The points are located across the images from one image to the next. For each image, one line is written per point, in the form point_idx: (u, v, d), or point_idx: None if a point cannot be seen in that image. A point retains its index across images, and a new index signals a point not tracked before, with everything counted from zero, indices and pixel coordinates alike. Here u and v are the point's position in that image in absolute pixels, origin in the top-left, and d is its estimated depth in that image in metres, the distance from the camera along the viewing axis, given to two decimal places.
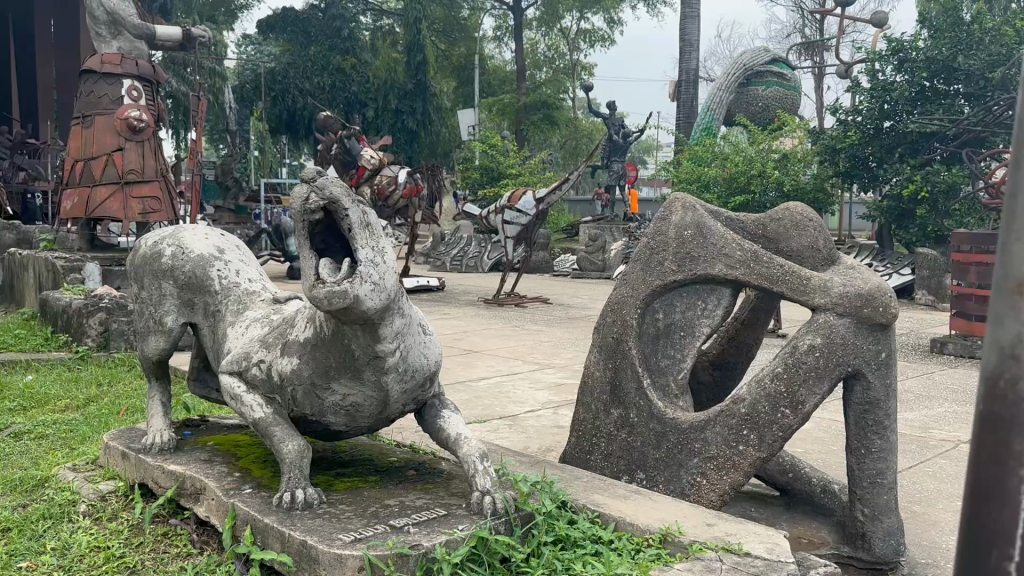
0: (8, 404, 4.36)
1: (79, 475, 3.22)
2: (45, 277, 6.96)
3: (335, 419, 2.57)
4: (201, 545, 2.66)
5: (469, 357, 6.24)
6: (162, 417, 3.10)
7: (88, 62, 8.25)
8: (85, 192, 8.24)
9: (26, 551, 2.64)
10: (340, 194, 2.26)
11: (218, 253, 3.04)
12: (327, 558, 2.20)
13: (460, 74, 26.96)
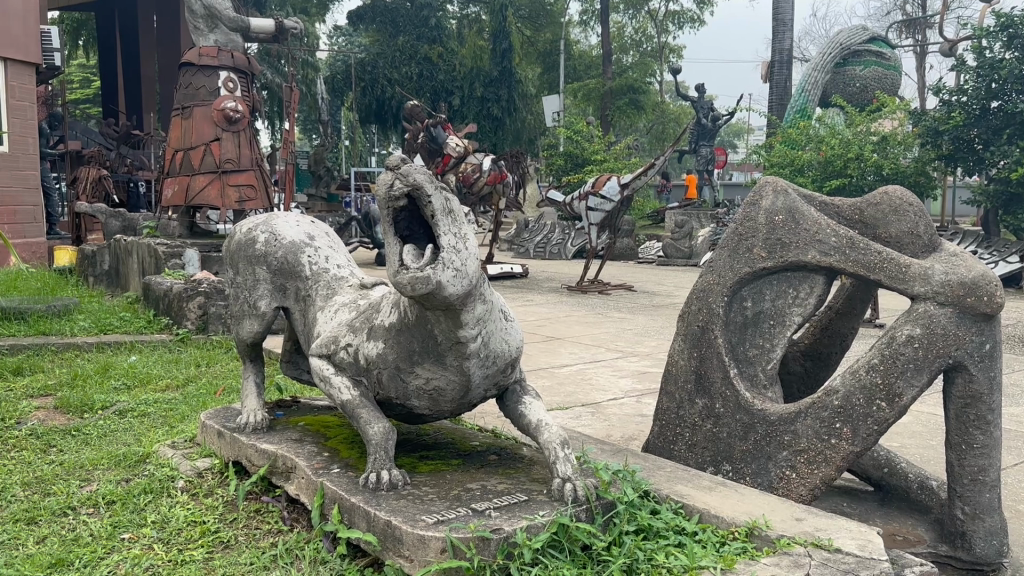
0: (114, 383, 4.60)
1: (178, 453, 3.37)
2: (148, 262, 7.30)
3: (419, 402, 2.60)
4: (291, 522, 2.75)
5: (552, 343, 6.24)
6: (256, 397, 3.21)
7: (187, 55, 8.57)
8: (184, 180, 8.59)
9: (130, 523, 2.77)
10: (423, 180, 2.28)
11: (309, 240, 3.12)
12: (410, 539, 2.23)
13: (545, 60, 26.88)
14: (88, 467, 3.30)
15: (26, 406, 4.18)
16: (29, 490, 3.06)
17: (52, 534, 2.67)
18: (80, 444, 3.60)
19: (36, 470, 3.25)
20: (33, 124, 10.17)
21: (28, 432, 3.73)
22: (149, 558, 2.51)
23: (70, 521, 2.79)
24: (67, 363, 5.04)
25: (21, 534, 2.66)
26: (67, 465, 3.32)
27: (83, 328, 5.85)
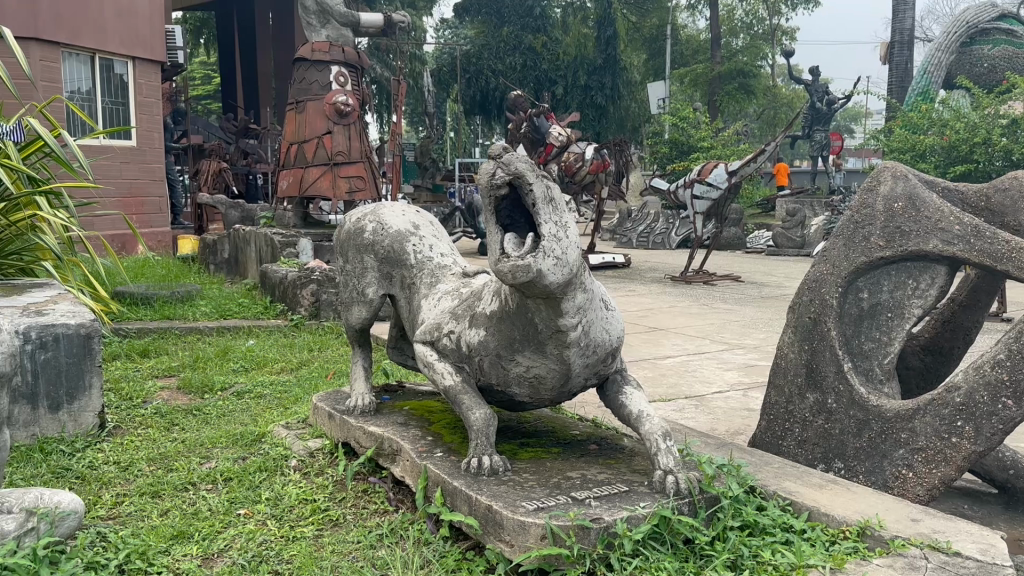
0: (233, 365, 4.84)
1: (291, 433, 3.52)
2: (265, 251, 7.62)
3: (519, 390, 2.62)
4: (397, 504, 2.83)
5: (655, 334, 6.17)
6: (364, 381, 3.31)
7: (301, 50, 8.87)
8: (299, 172, 8.92)
9: (245, 499, 2.91)
10: (525, 169, 2.28)
11: (414, 228, 3.18)
12: (511, 525, 2.25)
13: (651, 46, 26.47)
14: (208, 445, 3.48)
15: (153, 385, 4.45)
16: (154, 466, 3.26)
17: (174, 508, 2.82)
18: (201, 423, 3.81)
19: (161, 446, 3.46)
20: (160, 119, 10.76)
21: (154, 410, 3.97)
22: (263, 534, 2.63)
23: (191, 496, 2.95)
24: (191, 346, 5.33)
25: (147, 507, 2.83)
26: (189, 442, 3.51)
27: (204, 313, 6.17)
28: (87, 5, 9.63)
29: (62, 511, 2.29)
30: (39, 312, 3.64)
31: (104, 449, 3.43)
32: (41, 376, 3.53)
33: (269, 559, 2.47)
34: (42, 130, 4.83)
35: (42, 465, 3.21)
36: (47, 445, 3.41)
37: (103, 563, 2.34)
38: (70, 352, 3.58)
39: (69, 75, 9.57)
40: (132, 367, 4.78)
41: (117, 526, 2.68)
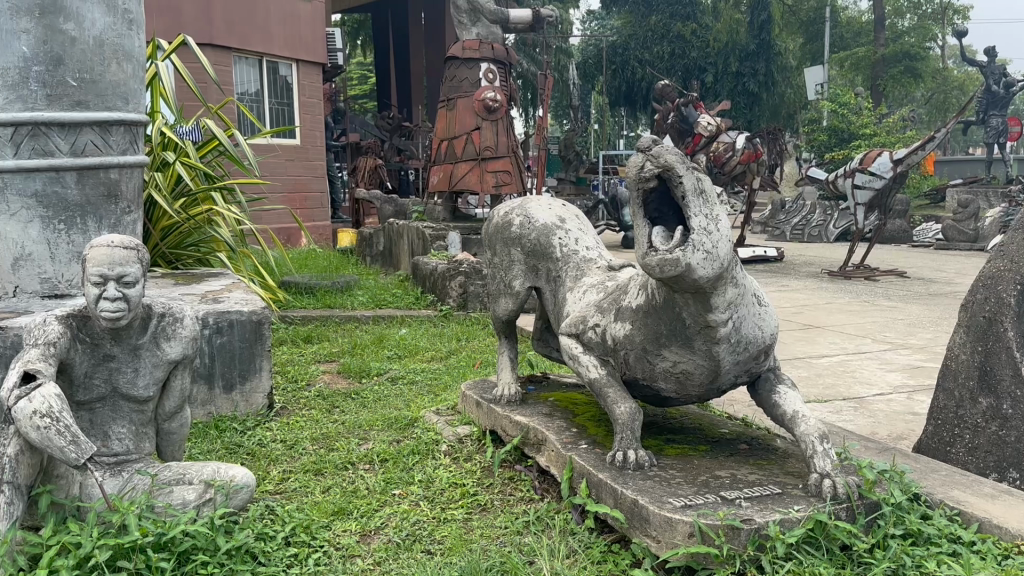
0: (387, 352, 5.05)
1: (441, 419, 3.64)
2: (417, 244, 7.90)
3: (666, 385, 2.59)
4: (542, 493, 2.88)
5: (810, 332, 5.91)
6: (511, 371, 3.37)
7: (452, 49, 9.09)
8: (448, 168, 9.19)
9: (400, 480, 3.04)
10: (675, 161, 2.25)
11: (560, 222, 3.19)
12: (658, 520, 2.24)
13: (808, 29, 25.27)
14: (365, 427, 3.66)
15: (315, 369, 4.72)
16: (316, 445, 3.46)
17: (334, 486, 2.99)
18: (359, 406, 4.00)
19: (322, 427, 3.67)
20: (320, 119, 11.35)
21: (316, 393, 4.22)
22: (416, 514, 2.74)
23: (350, 475, 3.12)
24: (349, 333, 5.60)
25: (310, 484, 3.01)
26: (348, 424, 3.70)
27: (361, 303, 6.47)
28: (256, 12, 10.28)
29: (236, 484, 2.48)
30: (215, 300, 3.95)
31: (272, 427, 3.68)
32: (217, 359, 3.82)
33: (422, 539, 2.58)
34: (216, 130, 5.20)
35: (218, 441, 3.48)
36: (222, 423, 3.70)
37: (272, 534, 2.52)
38: (242, 336, 3.86)
39: (240, 78, 10.24)
40: (296, 352, 5.10)
41: (284, 500, 2.87)
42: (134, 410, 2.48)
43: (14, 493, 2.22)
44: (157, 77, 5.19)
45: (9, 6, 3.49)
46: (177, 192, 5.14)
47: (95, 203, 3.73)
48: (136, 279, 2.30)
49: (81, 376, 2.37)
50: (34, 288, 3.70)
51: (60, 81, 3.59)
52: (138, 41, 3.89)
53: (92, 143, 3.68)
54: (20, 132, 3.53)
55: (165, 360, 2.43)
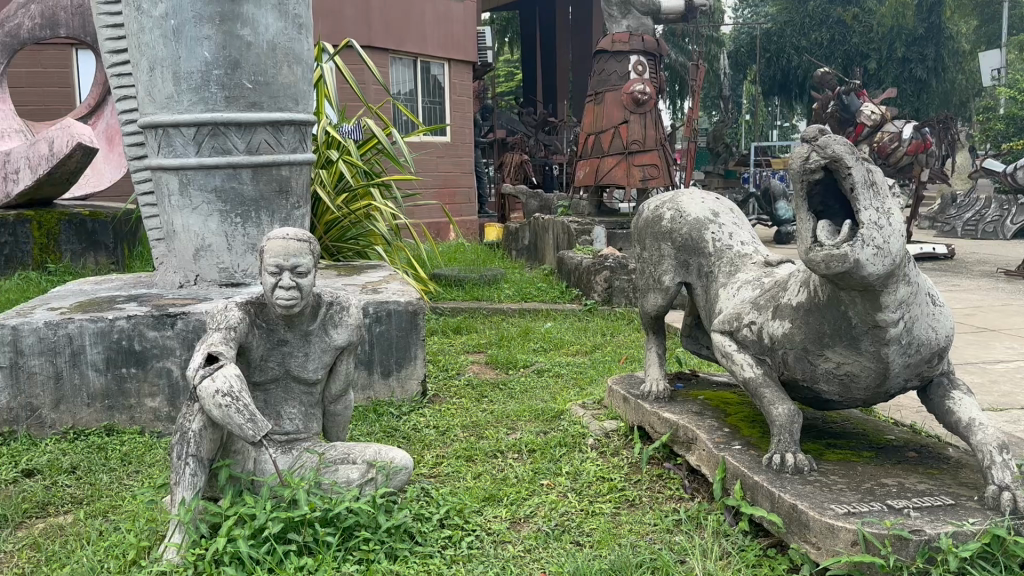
0: (533, 345, 5.12)
1: (588, 412, 3.65)
2: (562, 238, 7.92)
3: (828, 387, 2.49)
4: (692, 492, 2.84)
5: (986, 335, 5.48)
6: (659, 367, 3.33)
7: (601, 42, 9.07)
8: (595, 162, 9.16)
9: (548, 471, 3.07)
10: (844, 152, 2.16)
11: (714, 216, 3.05)
12: (818, 526, 2.16)
13: (986, 10, 23.43)
14: (513, 417, 3.73)
15: (464, 359, 4.86)
16: (467, 432, 3.56)
17: (485, 473, 3.06)
18: (507, 396, 4.08)
19: (472, 415, 3.77)
20: (469, 116, 11.60)
21: (466, 381, 4.35)
22: (565, 505, 2.77)
23: (500, 463, 3.18)
24: (496, 325, 5.71)
25: (463, 469, 3.11)
26: (497, 414, 3.78)
27: (508, 296, 6.58)
28: (412, 14, 10.61)
29: (395, 466, 2.55)
30: (375, 291, 4.13)
31: (425, 413, 3.82)
32: (377, 347, 3.99)
33: (570, 530, 2.60)
34: (375, 128, 5.43)
35: (376, 424, 3.66)
36: (380, 407, 3.88)
37: (428, 515, 2.61)
38: (400, 325, 4.02)
39: (396, 78, 10.63)
40: (446, 342, 5.25)
41: (438, 484, 2.98)
42: (304, 392, 2.63)
43: (198, 465, 2.40)
44: (323, 79, 5.50)
45: (192, 14, 3.77)
46: (340, 188, 5.44)
47: (268, 197, 3.98)
48: (308, 269, 2.45)
49: (257, 359, 2.54)
50: (212, 277, 3.99)
51: (237, 84, 3.85)
52: (307, 45, 4.10)
53: (265, 141, 3.93)
54: (201, 131, 3.83)
55: (332, 345, 2.57)
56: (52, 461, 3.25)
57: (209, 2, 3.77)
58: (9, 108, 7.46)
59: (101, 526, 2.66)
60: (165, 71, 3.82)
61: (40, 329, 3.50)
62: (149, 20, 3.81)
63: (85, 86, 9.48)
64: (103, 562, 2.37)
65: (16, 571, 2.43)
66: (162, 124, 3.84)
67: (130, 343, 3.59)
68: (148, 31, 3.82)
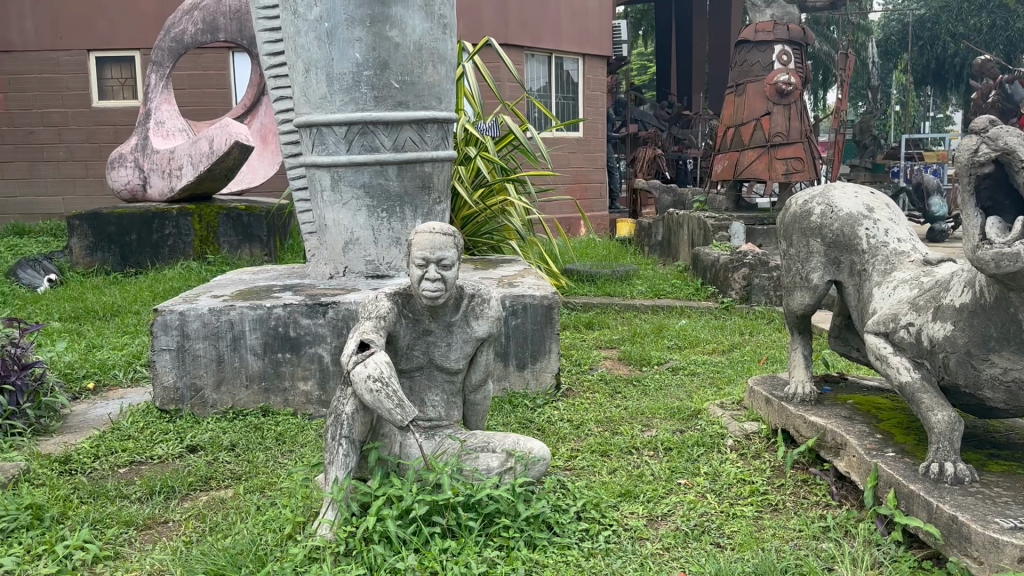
0: (668, 342, 5.06)
1: (727, 413, 3.58)
2: (697, 234, 7.75)
3: (994, 394, 2.37)
4: (840, 499, 2.75)
5: None
6: (805, 368, 3.22)
7: (744, 32, 8.83)
8: (734, 156, 8.93)
9: (685, 470, 3.04)
10: (1017, 144, 2.03)
11: (868, 211, 2.91)
12: (981, 540, 2.04)
13: None
14: (648, 414, 3.70)
15: (597, 355, 4.86)
16: (602, 427, 3.56)
17: (621, 468, 3.07)
18: (641, 393, 4.05)
19: (606, 410, 3.76)
20: (603, 110, 11.56)
21: (598, 377, 4.35)
22: (704, 506, 2.73)
23: (636, 459, 3.17)
24: (629, 321, 5.68)
25: (598, 463, 3.11)
26: (631, 410, 3.75)
27: (641, 292, 6.54)
28: (548, 9, 10.69)
29: (533, 456, 2.61)
30: (511, 284, 4.20)
31: (560, 407, 3.85)
32: (512, 339, 4.06)
33: (711, 531, 2.57)
34: (511, 124, 5.52)
35: (512, 415, 3.73)
36: (515, 398, 3.94)
37: (566, 507, 2.64)
38: (535, 319, 4.06)
39: (530, 74, 10.73)
40: (578, 337, 5.27)
41: (574, 477, 3.00)
42: (446, 380, 2.71)
43: (350, 446, 2.53)
44: (463, 78, 5.64)
45: (345, 17, 3.95)
46: (477, 183, 5.58)
47: (412, 193, 4.13)
48: (452, 262, 2.53)
49: (404, 347, 2.64)
50: (360, 269, 4.18)
51: (385, 84, 4.00)
52: (450, 44, 4.21)
53: (410, 139, 4.07)
54: (352, 130, 4.01)
55: (474, 337, 2.65)
56: (213, 439, 3.50)
57: (361, 5, 3.93)
58: (171, 108, 7.90)
59: (259, 501, 2.84)
60: (319, 72, 4.02)
61: (205, 315, 3.77)
62: (304, 23, 4.01)
63: (241, 87, 10.08)
64: (262, 535, 2.51)
65: (184, 539, 2.62)
66: (316, 123, 4.04)
67: (286, 330, 3.81)
68: (304, 34, 4.03)
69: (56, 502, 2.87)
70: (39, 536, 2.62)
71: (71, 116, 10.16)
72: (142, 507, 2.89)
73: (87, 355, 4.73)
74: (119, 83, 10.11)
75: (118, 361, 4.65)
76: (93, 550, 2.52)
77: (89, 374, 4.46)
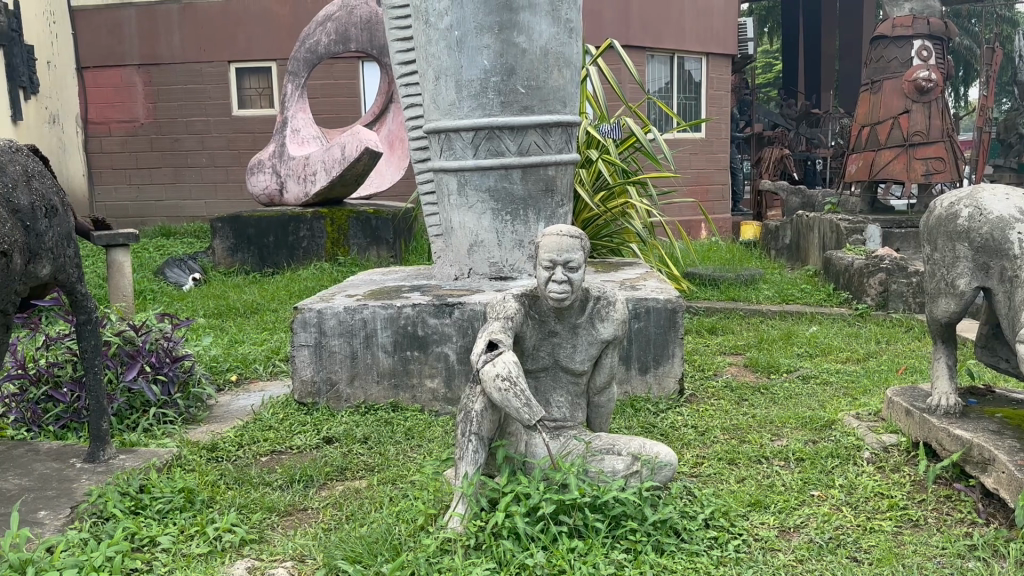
0: (798, 350, 4.92)
1: (863, 424, 3.46)
2: (829, 237, 7.48)
3: None
4: (987, 518, 2.62)
5: None
6: (949, 380, 3.07)
7: (881, 28, 8.51)
8: (869, 156, 8.54)
9: (819, 482, 2.95)
10: None
11: (1021, 214, 2.74)
12: None
13: None
14: (778, 424, 3.61)
15: (722, 361, 4.77)
16: (729, 435, 3.50)
17: (750, 477, 3.01)
18: (769, 401, 3.96)
19: (734, 418, 3.70)
20: (727, 110, 11.33)
21: (724, 384, 4.27)
22: (838, 519, 2.65)
23: (766, 469, 3.10)
24: (755, 327, 5.54)
25: (725, 471, 3.07)
26: (759, 419, 3.67)
27: (768, 297, 6.37)
28: (671, 9, 10.57)
29: (660, 461, 2.60)
30: (634, 288, 4.19)
31: (684, 412, 3.81)
32: (636, 342, 4.05)
33: (847, 545, 2.50)
34: (633, 126, 5.49)
35: (635, 419, 3.72)
36: (637, 402, 3.94)
37: (693, 514, 2.62)
38: (658, 322, 4.03)
39: (652, 75, 10.66)
40: (702, 342, 5.19)
41: (700, 484, 2.97)
42: (571, 381, 2.74)
43: (479, 442, 2.59)
44: (586, 82, 5.66)
45: (474, 25, 4.05)
46: (598, 187, 5.58)
47: (536, 196, 4.19)
48: (579, 264, 2.56)
49: (531, 348, 2.69)
50: (484, 270, 4.28)
51: (512, 89, 4.08)
52: (576, 48, 4.25)
53: (535, 143, 4.13)
54: (479, 135, 4.10)
55: (599, 339, 2.67)
56: (348, 432, 3.66)
57: (490, 13, 4.03)
58: (306, 116, 8.30)
59: (391, 493, 2.95)
60: (448, 80, 4.14)
61: (340, 313, 3.95)
62: (435, 32, 4.14)
63: (370, 96, 10.48)
64: (397, 525, 2.61)
65: (323, 525, 2.77)
66: (445, 128, 4.16)
67: (415, 329, 3.94)
68: (435, 43, 4.16)
69: (205, 486, 3.07)
70: (191, 518, 2.82)
71: (213, 124, 10.80)
72: (284, 494, 3.06)
73: (231, 350, 5.04)
74: (258, 92, 10.71)
75: (258, 355, 4.94)
76: (240, 533, 2.69)
77: (232, 367, 4.75)
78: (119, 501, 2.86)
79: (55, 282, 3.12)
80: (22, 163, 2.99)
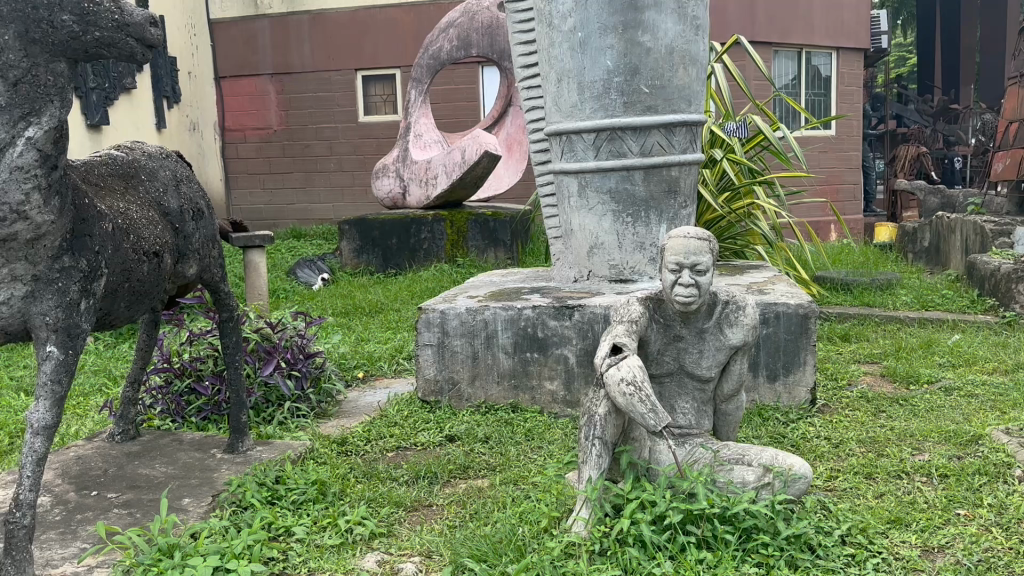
0: (939, 359, 4.62)
1: (1014, 440, 3.21)
2: (972, 240, 7.01)
3: None
4: None
5: None
6: None
7: None
8: (1017, 154, 7.87)
9: (965, 500, 2.76)
10: None
11: None
12: None
13: None
14: (919, 437, 3.40)
15: (855, 370, 4.55)
16: (865, 448, 3.33)
17: (889, 493, 2.85)
18: (908, 414, 3.74)
19: (870, 430, 3.51)
20: (859, 107, 10.84)
21: (858, 394, 4.06)
22: (988, 540, 2.47)
23: (906, 485, 2.93)
24: (891, 334, 5.25)
25: (862, 486, 2.92)
26: (898, 431, 3.47)
27: (905, 303, 6.03)
28: (799, 4, 10.20)
29: (794, 473, 2.50)
30: (761, 292, 4.05)
31: (815, 423, 3.65)
32: (764, 349, 3.92)
33: (998, 569, 2.33)
34: (760, 124, 5.31)
35: (763, 428, 3.59)
36: (765, 411, 3.80)
37: (829, 529, 2.50)
38: (788, 329, 3.88)
39: (778, 71, 10.36)
40: (833, 350, 4.96)
41: (835, 498, 2.83)
42: (697, 388, 2.67)
43: (603, 447, 2.56)
44: (711, 80, 5.52)
45: (598, 25, 4.02)
46: (722, 186, 5.43)
47: (658, 198, 4.12)
48: (707, 267, 2.49)
49: (655, 352, 2.64)
50: (604, 273, 4.24)
51: (635, 89, 4.02)
52: (703, 45, 4.16)
53: (659, 143, 4.06)
54: (600, 137, 4.07)
55: (727, 344, 2.59)
56: (470, 431, 3.70)
57: (614, 13, 3.99)
58: (428, 121, 8.48)
59: (513, 494, 2.96)
60: (571, 81, 4.12)
61: (463, 314, 4.00)
62: (559, 34, 4.13)
63: (490, 99, 10.61)
64: (520, 526, 2.62)
65: (449, 523, 2.80)
66: (566, 130, 4.14)
67: (535, 331, 3.95)
68: (558, 45, 4.15)
69: (336, 479, 3.17)
70: (324, 510, 2.91)
71: (341, 130, 11.22)
72: (410, 489, 3.12)
73: (358, 347, 5.20)
74: (383, 99, 11.07)
75: (383, 353, 5.07)
76: (370, 527, 2.75)
77: (359, 365, 4.90)
78: (257, 491, 2.98)
79: (200, 281, 3.31)
80: (172, 169, 3.18)
